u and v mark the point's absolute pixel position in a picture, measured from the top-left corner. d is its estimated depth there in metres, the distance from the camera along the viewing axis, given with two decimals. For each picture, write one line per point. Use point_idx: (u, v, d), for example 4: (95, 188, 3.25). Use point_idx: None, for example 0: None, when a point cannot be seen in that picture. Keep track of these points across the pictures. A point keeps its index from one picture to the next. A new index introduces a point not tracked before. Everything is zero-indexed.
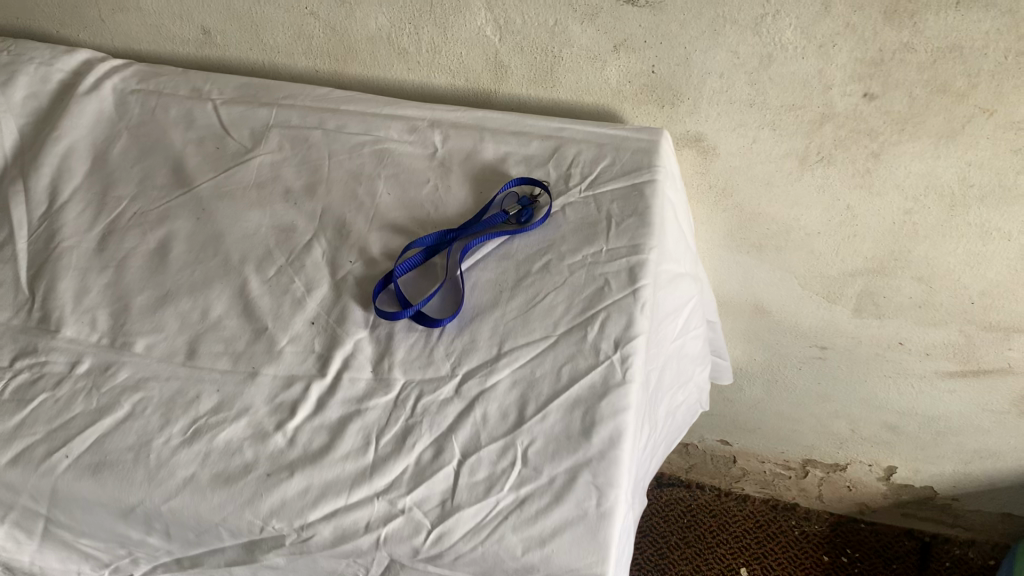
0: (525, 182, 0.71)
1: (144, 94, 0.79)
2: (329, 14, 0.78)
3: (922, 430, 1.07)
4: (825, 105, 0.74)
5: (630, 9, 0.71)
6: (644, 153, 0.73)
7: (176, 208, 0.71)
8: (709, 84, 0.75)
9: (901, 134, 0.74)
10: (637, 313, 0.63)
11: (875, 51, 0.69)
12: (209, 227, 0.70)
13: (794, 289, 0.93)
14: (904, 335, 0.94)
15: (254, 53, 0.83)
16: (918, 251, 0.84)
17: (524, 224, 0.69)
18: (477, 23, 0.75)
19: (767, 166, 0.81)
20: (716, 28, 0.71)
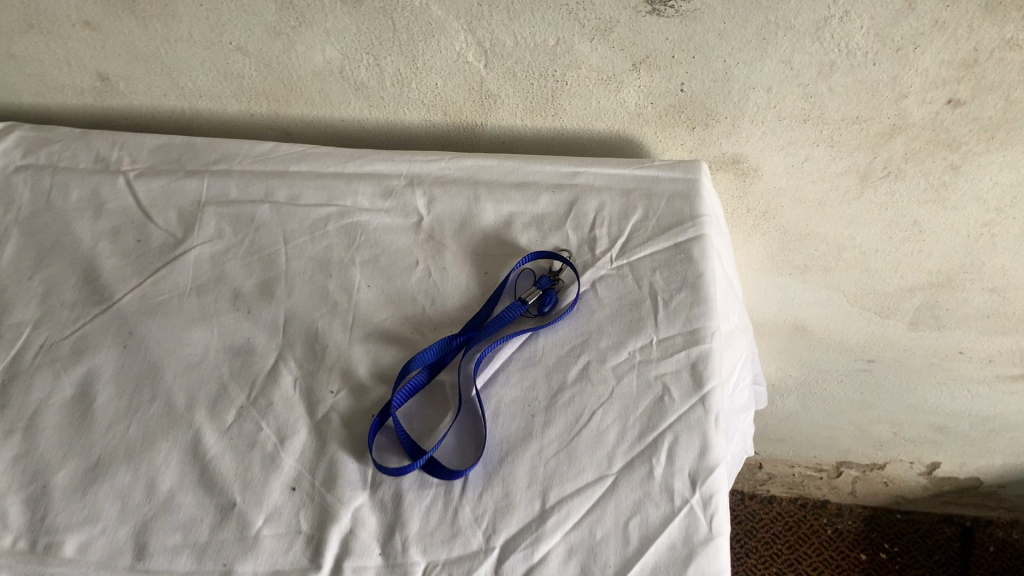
0: (542, 257, 0.56)
1: (33, 172, 0.61)
2: (261, 48, 0.60)
3: (974, 428, 0.97)
4: (898, 115, 0.60)
5: (655, 20, 0.55)
6: (682, 199, 0.58)
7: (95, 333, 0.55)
8: (753, 101, 0.60)
9: (991, 143, 0.60)
10: (710, 432, 0.50)
11: (968, 52, 0.54)
12: (143, 358, 0.54)
13: (842, 307, 0.80)
14: (966, 345, 0.82)
15: (169, 99, 0.65)
16: (994, 262, 0.71)
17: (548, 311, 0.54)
18: (457, 48, 0.58)
19: (819, 186, 0.66)
20: (765, 36, 0.55)
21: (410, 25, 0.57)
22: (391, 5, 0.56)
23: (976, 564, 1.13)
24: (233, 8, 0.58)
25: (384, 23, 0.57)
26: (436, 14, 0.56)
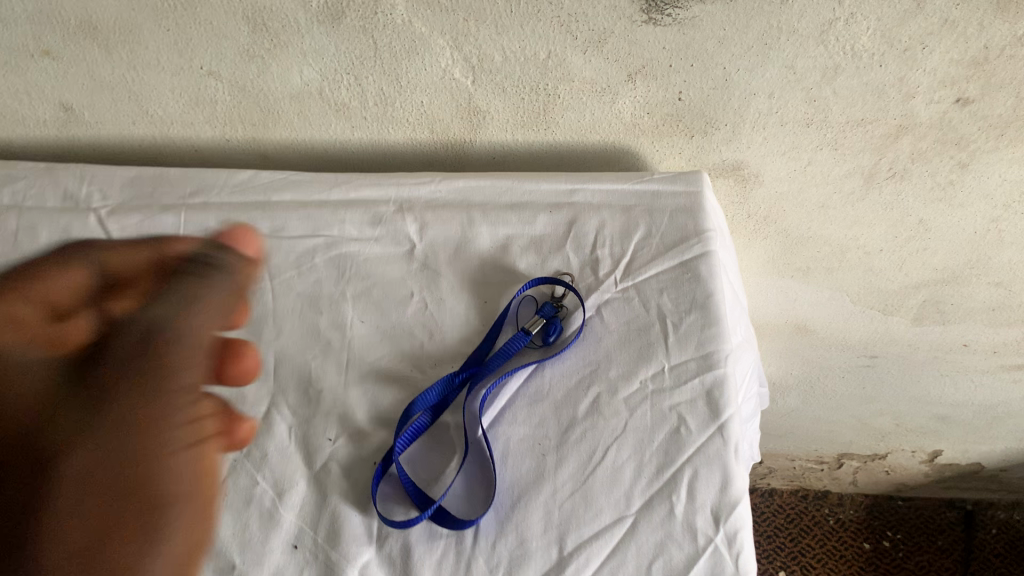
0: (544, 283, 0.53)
1: None
2: (234, 73, 0.57)
3: (977, 417, 0.95)
4: (905, 116, 0.57)
5: (652, 29, 0.52)
6: (686, 215, 0.56)
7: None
8: (755, 107, 0.57)
9: (1000, 140, 0.58)
10: (731, 464, 0.47)
11: (978, 50, 0.52)
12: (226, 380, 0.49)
13: (845, 306, 0.78)
14: (970, 337, 0.81)
15: (138, 126, 0.62)
16: (1001, 257, 0.69)
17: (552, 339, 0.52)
18: (442, 65, 0.55)
19: (822, 189, 0.64)
20: (767, 42, 0.53)
21: (392, 44, 0.54)
22: (372, 24, 0.53)
23: (980, 547, 1.12)
24: (204, 32, 0.54)
25: (364, 42, 0.54)
26: (420, 31, 0.53)
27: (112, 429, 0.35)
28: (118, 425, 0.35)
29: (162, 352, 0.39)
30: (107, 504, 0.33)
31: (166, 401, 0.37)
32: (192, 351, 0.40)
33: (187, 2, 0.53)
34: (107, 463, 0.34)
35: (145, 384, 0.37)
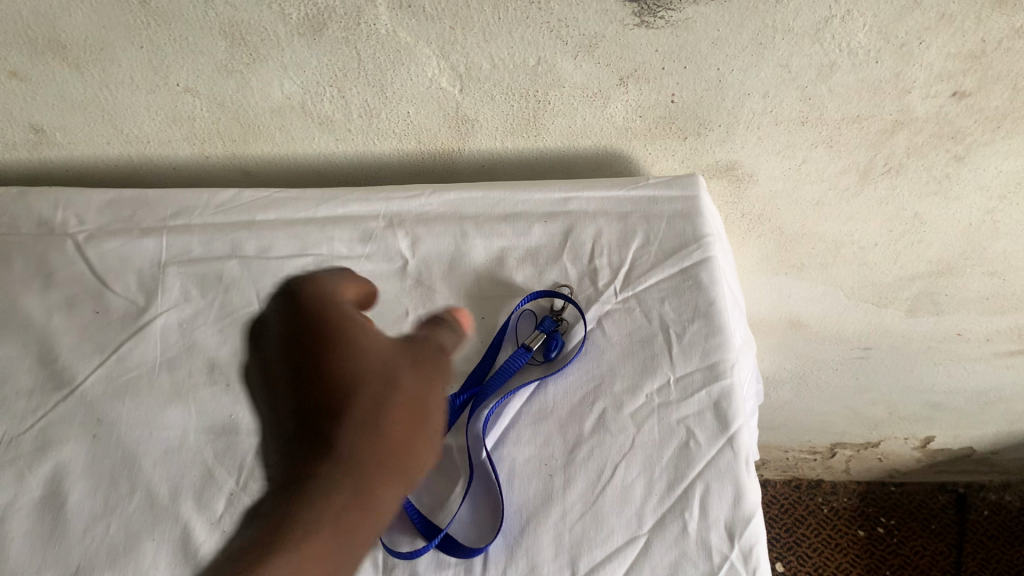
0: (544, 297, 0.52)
1: None
2: (212, 89, 0.55)
3: (970, 403, 0.95)
4: (901, 111, 0.56)
5: (644, 32, 0.51)
6: (683, 220, 0.55)
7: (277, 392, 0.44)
8: (749, 106, 0.56)
9: (996, 132, 0.57)
10: (742, 478, 0.46)
11: (976, 44, 0.51)
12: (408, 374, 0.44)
13: (839, 300, 0.78)
14: (964, 327, 0.80)
15: (113, 146, 0.60)
16: (995, 248, 0.69)
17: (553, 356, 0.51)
18: (429, 74, 0.54)
19: (816, 186, 0.63)
20: (761, 41, 0.51)
21: (377, 55, 0.52)
22: (355, 35, 0.51)
23: (973, 529, 1.12)
24: (179, 48, 0.53)
25: (347, 54, 0.52)
26: (405, 41, 0.51)
27: (354, 496, 0.37)
28: (349, 483, 0.37)
29: (416, 448, 0.40)
30: (341, 498, 0.37)
31: (399, 458, 0.39)
32: (415, 437, 0.40)
33: (160, 18, 0.50)
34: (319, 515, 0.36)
35: (368, 445, 0.38)
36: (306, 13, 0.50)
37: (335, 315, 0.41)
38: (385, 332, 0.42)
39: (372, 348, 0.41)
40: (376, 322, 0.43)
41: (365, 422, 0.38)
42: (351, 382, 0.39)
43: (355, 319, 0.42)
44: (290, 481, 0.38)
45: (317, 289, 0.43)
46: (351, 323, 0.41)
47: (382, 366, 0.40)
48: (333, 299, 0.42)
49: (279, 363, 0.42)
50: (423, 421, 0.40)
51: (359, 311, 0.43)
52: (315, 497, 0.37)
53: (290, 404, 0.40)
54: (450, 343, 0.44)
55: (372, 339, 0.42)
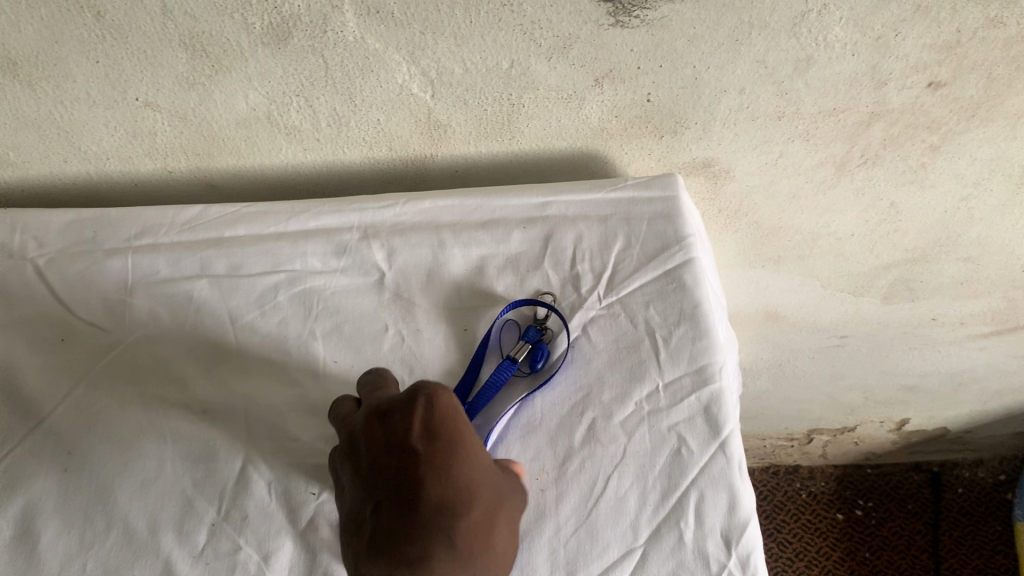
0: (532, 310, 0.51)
1: None
2: (173, 102, 0.54)
3: (944, 385, 0.96)
4: (876, 103, 0.56)
5: (619, 32, 0.49)
6: (664, 221, 0.53)
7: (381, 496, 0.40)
8: (725, 103, 0.55)
9: (971, 121, 0.57)
10: (736, 483, 0.46)
11: (951, 34, 0.50)
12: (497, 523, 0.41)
13: (816, 290, 0.78)
14: (938, 312, 0.81)
15: (71, 163, 0.58)
16: (970, 234, 0.69)
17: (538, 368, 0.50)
18: (399, 80, 0.52)
19: (793, 180, 0.63)
20: (738, 37, 0.50)
21: (344, 63, 0.51)
22: (321, 43, 0.49)
23: (949, 507, 1.13)
24: (137, 63, 0.51)
25: (314, 62, 0.51)
26: (374, 48, 0.50)
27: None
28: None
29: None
30: None
31: None
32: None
33: (116, 31, 0.48)
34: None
35: None
36: (270, 22, 0.48)
37: (458, 445, 0.40)
38: (491, 474, 0.42)
39: (481, 493, 0.41)
40: (484, 456, 0.42)
41: (467, 549, 0.39)
42: (467, 523, 0.39)
43: (473, 451, 0.41)
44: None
45: (451, 413, 0.41)
46: (472, 460, 0.41)
47: (484, 509, 0.40)
48: (461, 427, 0.41)
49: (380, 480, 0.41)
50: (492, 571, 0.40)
51: (477, 449, 0.42)
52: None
53: (396, 511, 0.39)
54: (520, 498, 0.44)
55: (483, 477, 0.41)
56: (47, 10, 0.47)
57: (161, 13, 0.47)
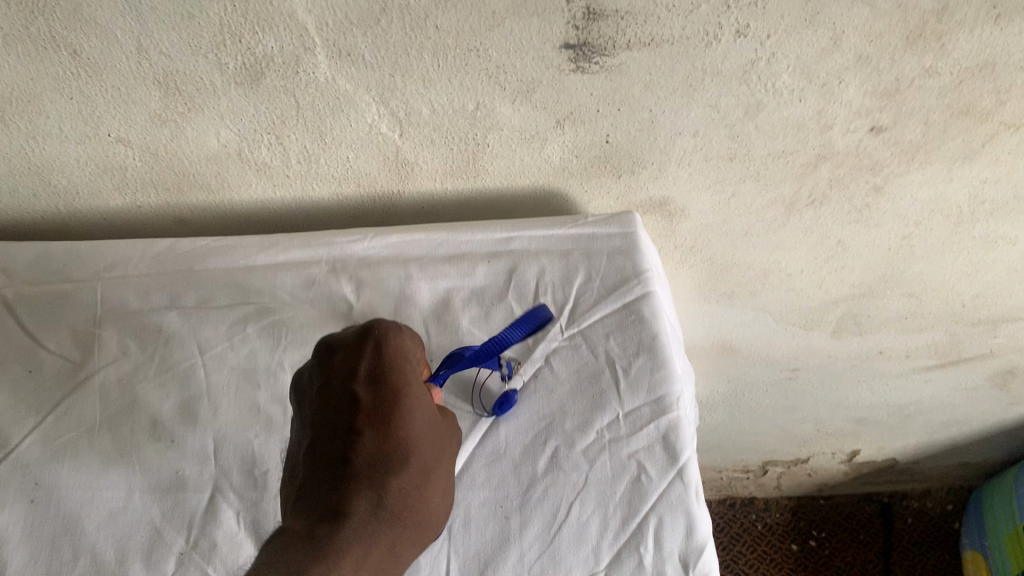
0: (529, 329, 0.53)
1: None
2: (144, 138, 0.55)
3: (892, 416, 0.99)
4: (823, 146, 0.59)
5: (579, 77, 0.52)
6: (623, 256, 0.56)
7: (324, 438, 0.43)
8: (680, 145, 0.58)
9: (911, 163, 0.61)
10: (693, 507, 0.48)
11: (890, 82, 0.54)
12: (435, 475, 0.44)
13: (769, 325, 0.80)
14: (885, 345, 0.84)
15: (40, 199, 0.60)
16: (912, 270, 0.72)
17: (489, 347, 0.51)
18: (368, 120, 0.54)
19: (745, 218, 0.66)
20: (692, 83, 0.53)
21: (316, 102, 0.53)
22: (293, 83, 0.51)
23: (900, 537, 1.16)
24: (111, 100, 0.52)
25: (287, 102, 0.52)
26: (344, 88, 0.52)
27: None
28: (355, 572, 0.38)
29: (405, 548, 0.41)
30: None
31: (397, 553, 0.41)
32: (409, 543, 0.42)
33: (92, 69, 0.50)
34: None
35: (385, 535, 0.40)
36: (243, 62, 0.50)
37: (399, 402, 0.43)
38: (433, 431, 0.44)
39: (418, 451, 0.43)
40: (428, 407, 0.45)
41: (396, 506, 0.41)
42: (400, 481, 0.42)
43: (416, 407, 0.43)
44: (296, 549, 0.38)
45: (398, 366, 0.44)
46: (412, 416, 0.43)
47: (418, 469, 0.43)
48: (406, 379, 0.44)
49: (330, 424, 0.43)
50: (420, 529, 0.42)
51: (421, 406, 0.44)
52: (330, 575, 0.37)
53: (335, 458, 0.42)
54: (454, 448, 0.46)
55: (423, 431, 0.44)
56: (24, 49, 0.48)
57: (137, 52, 0.49)
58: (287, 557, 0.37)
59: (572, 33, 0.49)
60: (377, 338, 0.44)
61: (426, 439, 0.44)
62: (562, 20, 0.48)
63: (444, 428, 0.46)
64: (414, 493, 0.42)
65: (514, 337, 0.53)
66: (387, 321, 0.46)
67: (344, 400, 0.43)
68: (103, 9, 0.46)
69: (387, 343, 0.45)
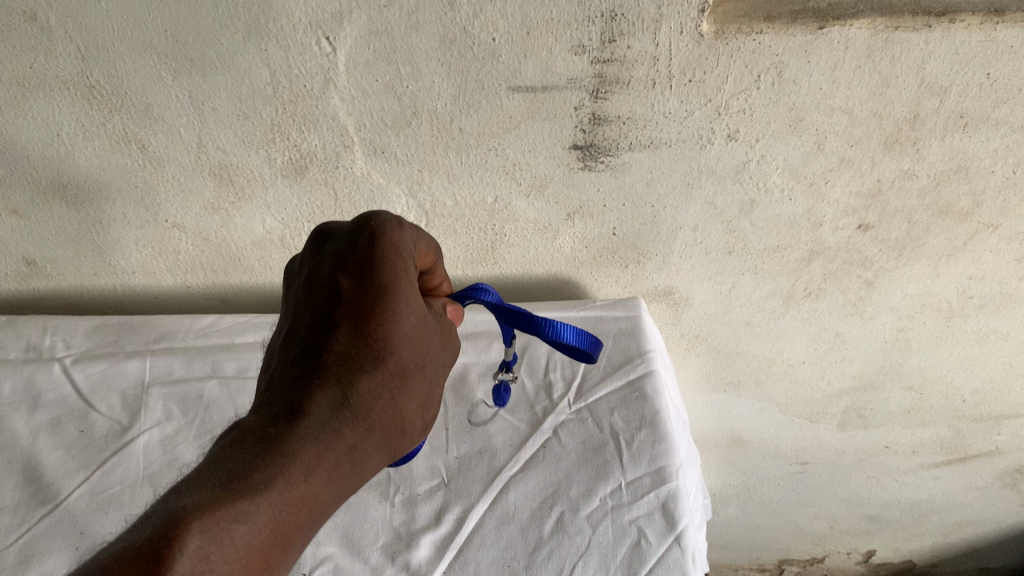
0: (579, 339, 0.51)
1: None
2: (197, 223, 0.61)
3: (905, 515, 1.00)
4: (815, 242, 0.64)
5: (587, 174, 0.58)
6: (628, 337, 0.62)
7: (301, 323, 0.41)
8: (681, 238, 0.63)
9: (899, 259, 0.65)
10: (690, 570, 0.49)
11: (873, 182, 0.59)
12: (415, 382, 0.41)
13: (775, 416, 0.84)
14: (890, 440, 0.87)
15: (100, 277, 0.67)
16: (910, 363, 0.76)
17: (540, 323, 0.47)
18: (398, 211, 0.60)
19: (746, 308, 0.70)
20: (690, 182, 0.59)
21: (352, 194, 0.59)
22: (333, 176, 0.57)
23: None
24: (169, 189, 0.59)
25: (326, 193, 0.59)
26: (378, 182, 0.58)
27: (300, 500, 0.33)
28: (308, 478, 0.34)
29: (369, 453, 0.38)
30: (300, 490, 0.33)
31: (359, 459, 0.37)
32: (375, 450, 0.38)
33: (156, 161, 0.57)
34: (272, 502, 0.32)
35: (346, 438, 0.37)
36: (290, 157, 0.56)
37: (386, 297, 0.40)
38: (420, 337, 0.41)
39: (399, 353, 0.40)
40: (419, 310, 0.41)
41: (361, 407, 0.38)
42: (371, 381, 0.39)
43: (405, 305, 0.40)
44: (243, 449, 0.34)
45: (393, 260, 0.41)
46: (401, 317, 0.40)
47: (396, 372, 0.39)
48: (399, 278, 0.41)
49: (309, 309, 0.42)
50: (388, 438, 0.39)
51: (414, 307, 0.41)
52: (278, 480, 0.32)
53: (309, 348, 0.40)
54: (440, 358, 0.43)
55: (408, 335, 0.40)
56: (99, 143, 0.55)
57: (196, 147, 0.55)
58: (232, 456, 0.33)
59: (580, 135, 0.55)
60: (375, 230, 0.42)
61: (410, 345, 0.40)
62: (571, 124, 0.54)
63: (434, 334, 0.43)
64: (387, 396, 0.39)
65: (568, 336, 0.49)
66: (389, 217, 0.43)
67: (330, 290, 0.41)
68: (171, 108, 0.53)
69: (383, 239, 0.42)
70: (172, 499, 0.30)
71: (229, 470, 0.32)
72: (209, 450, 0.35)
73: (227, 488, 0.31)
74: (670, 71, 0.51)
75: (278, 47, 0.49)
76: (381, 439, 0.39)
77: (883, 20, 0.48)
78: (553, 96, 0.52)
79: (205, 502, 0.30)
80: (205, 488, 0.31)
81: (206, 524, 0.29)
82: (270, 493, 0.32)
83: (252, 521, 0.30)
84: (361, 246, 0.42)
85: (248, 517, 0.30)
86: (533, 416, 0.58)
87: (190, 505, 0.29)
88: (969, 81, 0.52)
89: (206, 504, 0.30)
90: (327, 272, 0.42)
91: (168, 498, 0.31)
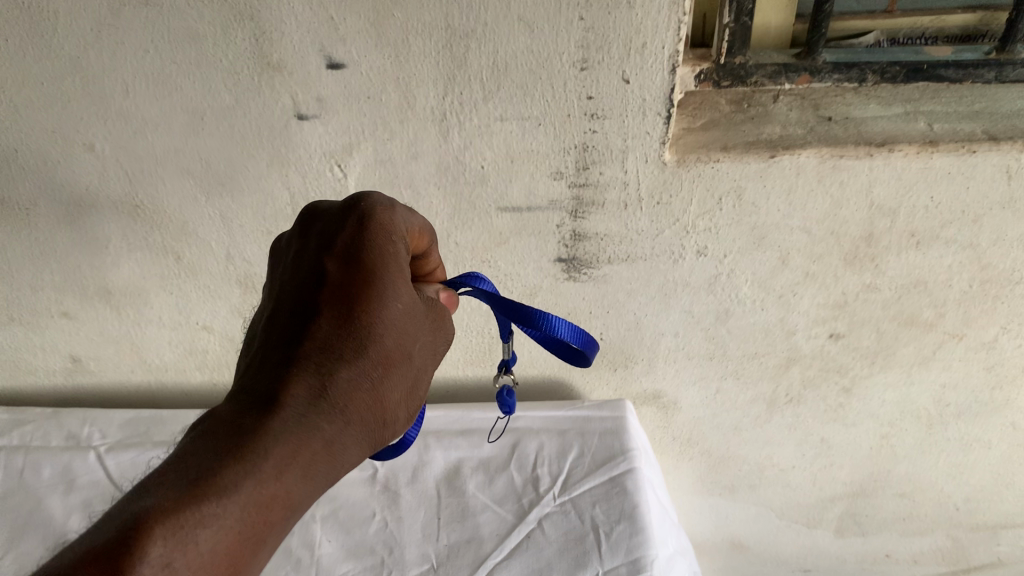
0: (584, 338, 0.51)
1: (18, 452, 0.67)
2: (224, 326, 0.68)
3: None
4: (790, 351, 0.68)
5: (572, 284, 0.64)
6: (612, 435, 0.67)
7: (286, 301, 0.42)
8: (664, 344, 0.68)
9: (873, 366, 0.69)
10: None
11: (838, 295, 0.64)
12: (402, 370, 0.41)
13: (771, 521, 0.86)
14: (890, 547, 0.87)
15: (136, 373, 0.74)
16: (897, 470, 0.79)
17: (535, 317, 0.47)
18: None
19: (732, 413, 0.74)
20: (666, 292, 0.64)
21: None
22: None
23: None
24: (201, 295, 0.66)
25: None
26: None
27: (270, 498, 0.35)
28: (279, 474, 0.35)
29: (348, 446, 0.39)
30: (269, 489, 0.35)
31: (338, 451, 0.38)
32: (354, 443, 0.39)
33: (189, 270, 0.64)
34: (241, 504, 0.34)
35: (324, 432, 0.37)
36: None
37: (369, 286, 0.40)
38: (407, 327, 0.42)
39: (383, 340, 0.40)
40: (406, 297, 0.42)
41: (340, 398, 0.38)
42: (351, 371, 0.39)
43: (391, 295, 0.41)
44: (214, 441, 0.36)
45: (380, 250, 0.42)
46: (385, 308, 0.41)
47: (379, 360, 0.40)
48: (384, 266, 0.42)
49: (295, 289, 0.42)
50: (372, 429, 0.40)
51: (400, 296, 0.41)
52: (247, 479, 0.35)
53: (291, 331, 0.41)
54: (432, 343, 0.44)
55: (393, 325, 0.41)
56: (141, 253, 0.63)
57: (226, 258, 0.63)
58: (203, 453, 0.36)
59: (563, 249, 0.61)
60: (363, 215, 0.43)
61: (396, 334, 0.41)
62: (555, 239, 0.61)
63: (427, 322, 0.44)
64: (369, 385, 0.40)
65: (565, 333, 0.49)
66: (379, 202, 0.44)
67: (315, 274, 0.42)
68: (204, 225, 0.61)
69: (371, 223, 0.43)
70: (141, 499, 0.34)
71: (198, 473, 0.35)
72: (187, 440, 0.37)
73: (193, 490, 0.34)
74: (639, 194, 0.57)
75: (297, 173, 0.57)
76: (367, 426, 0.40)
77: (828, 151, 0.55)
78: (537, 215, 0.59)
79: (170, 505, 0.33)
80: (174, 488, 0.34)
81: (167, 530, 0.32)
82: (238, 496, 0.34)
83: (219, 524, 0.33)
84: (350, 230, 0.42)
85: (213, 521, 0.33)
86: (520, 508, 0.63)
87: (154, 507, 0.33)
88: (914, 204, 0.57)
89: (172, 507, 0.33)
90: (313, 256, 0.43)
91: (138, 499, 0.34)
